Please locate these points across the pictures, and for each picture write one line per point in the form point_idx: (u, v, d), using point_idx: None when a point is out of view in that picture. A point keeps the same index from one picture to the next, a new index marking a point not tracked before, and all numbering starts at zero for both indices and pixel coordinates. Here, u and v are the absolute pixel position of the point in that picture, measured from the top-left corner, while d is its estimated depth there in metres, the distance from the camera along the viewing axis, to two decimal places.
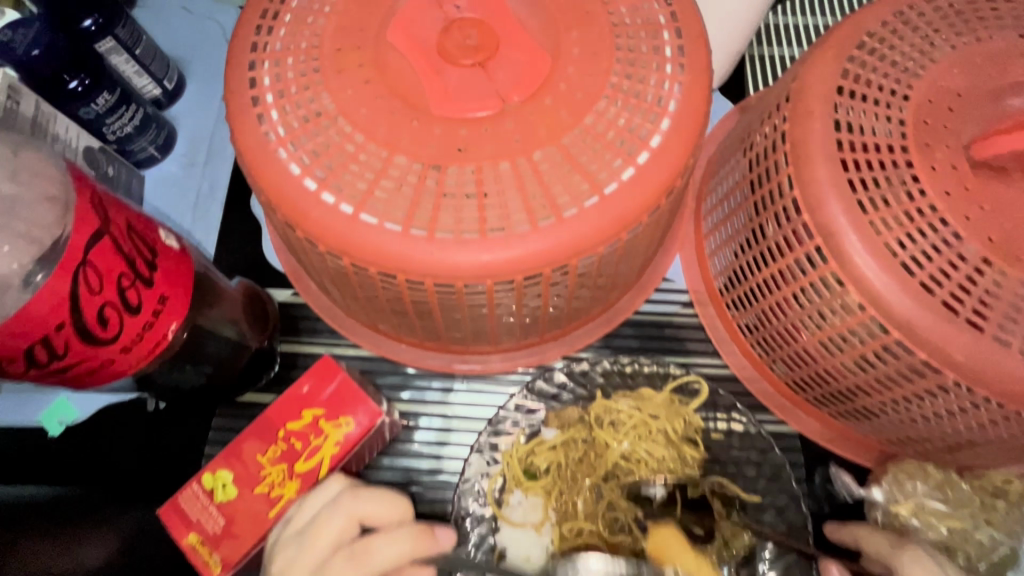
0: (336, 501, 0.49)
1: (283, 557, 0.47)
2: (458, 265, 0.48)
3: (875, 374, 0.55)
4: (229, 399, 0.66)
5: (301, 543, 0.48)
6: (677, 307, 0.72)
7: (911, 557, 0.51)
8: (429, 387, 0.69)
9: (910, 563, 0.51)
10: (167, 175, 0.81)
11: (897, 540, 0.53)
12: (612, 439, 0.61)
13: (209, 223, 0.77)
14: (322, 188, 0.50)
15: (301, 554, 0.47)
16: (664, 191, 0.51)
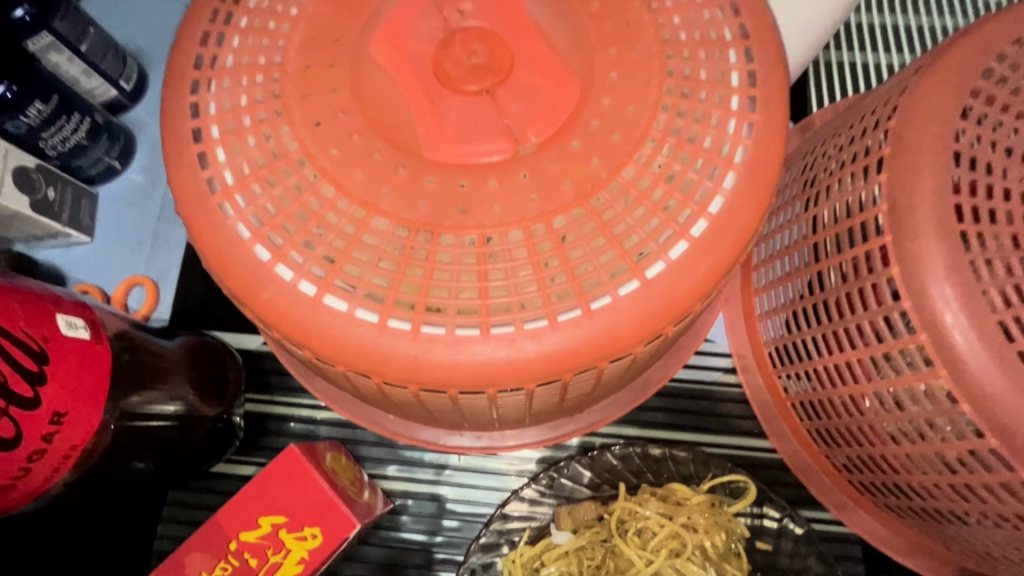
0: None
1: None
2: (454, 371, 0.37)
3: (982, 507, 0.43)
4: (203, 472, 0.58)
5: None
6: (718, 374, 0.61)
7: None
8: (421, 461, 0.59)
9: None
10: (125, 191, 0.70)
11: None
12: (635, 550, 0.51)
13: (170, 251, 0.66)
14: (277, 258, 0.38)
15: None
16: (724, 270, 0.39)
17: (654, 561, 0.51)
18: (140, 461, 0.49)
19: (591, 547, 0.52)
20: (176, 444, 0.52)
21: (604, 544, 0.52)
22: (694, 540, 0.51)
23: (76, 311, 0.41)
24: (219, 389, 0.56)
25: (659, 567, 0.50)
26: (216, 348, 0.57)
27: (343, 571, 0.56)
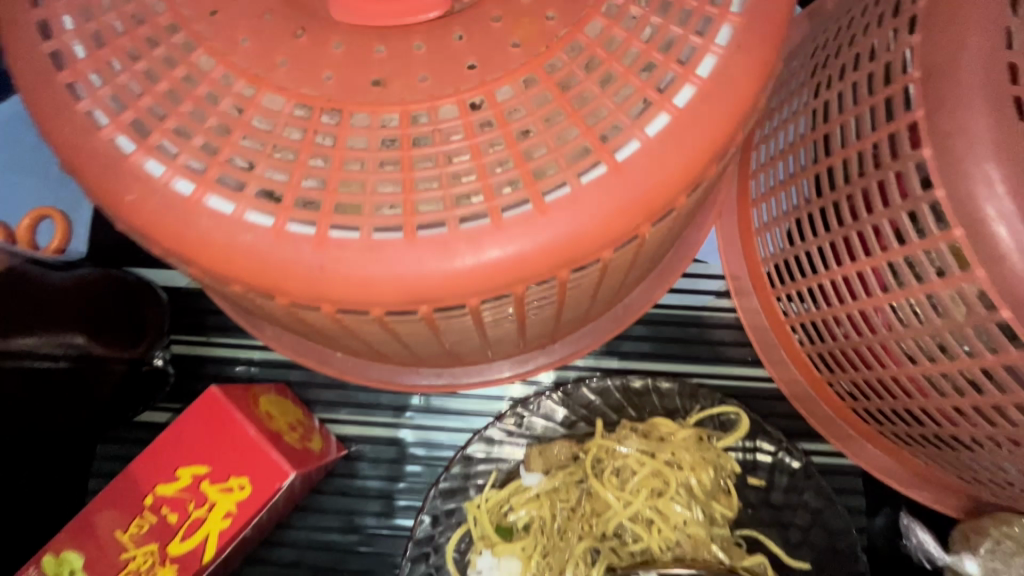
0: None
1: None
2: (373, 285, 0.29)
3: (1010, 431, 0.37)
4: (125, 421, 0.51)
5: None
6: (711, 298, 0.54)
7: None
8: (378, 403, 0.53)
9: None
10: (1, 116, 0.58)
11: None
12: (615, 491, 0.46)
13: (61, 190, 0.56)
14: (145, 150, 0.30)
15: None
16: (717, 154, 0.31)
17: (632, 503, 0.45)
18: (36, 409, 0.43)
19: (564, 489, 0.47)
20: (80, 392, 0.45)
21: (577, 490, 0.47)
22: (679, 479, 0.45)
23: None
24: (134, 329, 0.49)
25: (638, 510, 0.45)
26: (131, 283, 0.50)
27: (294, 522, 0.51)
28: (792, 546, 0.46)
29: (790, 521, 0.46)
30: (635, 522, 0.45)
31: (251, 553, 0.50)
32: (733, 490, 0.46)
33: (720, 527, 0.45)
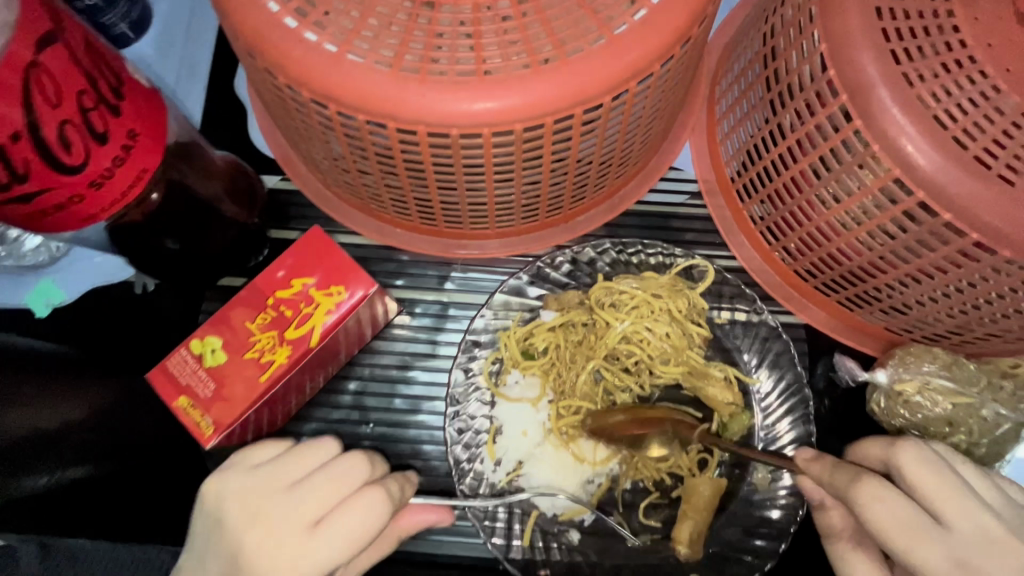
0: (351, 461, 0.45)
1: (241, 476, 0.44)
2: (453, 111, 0.45)
3: (892, 245, 0.52)
4: (211, 282, 0.64)
5: (270, 471, 0.45)
6: (685, 198, 0.69)
7: (905, 460, 0.46)
8: (425, 276, 0.66)
9: (909, 471, 0.45)
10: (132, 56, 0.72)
11: (855, 476, 0.47)
12: (614, 318, 0.60)
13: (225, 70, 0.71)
14: (304, 26, 0.45)
15: (279, 471, 0.44)
16: (680, 36, 0.46)
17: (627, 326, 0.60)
18: (170, 239, 0.56)
19: (574, 324, 0.62)
20: (200, 239, 0.58)
21: (584, 322, 0.61)
22: (663, 310, 0.60)
23: (117, 57, 0.41)
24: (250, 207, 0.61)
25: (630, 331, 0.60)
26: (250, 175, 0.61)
27: (359, 362, 0.64)
28: (748, 368, 0.61)
29: (746, 351, 0.61)
30: (628, 343, 0.61)
31: (328, 383, 0.63)
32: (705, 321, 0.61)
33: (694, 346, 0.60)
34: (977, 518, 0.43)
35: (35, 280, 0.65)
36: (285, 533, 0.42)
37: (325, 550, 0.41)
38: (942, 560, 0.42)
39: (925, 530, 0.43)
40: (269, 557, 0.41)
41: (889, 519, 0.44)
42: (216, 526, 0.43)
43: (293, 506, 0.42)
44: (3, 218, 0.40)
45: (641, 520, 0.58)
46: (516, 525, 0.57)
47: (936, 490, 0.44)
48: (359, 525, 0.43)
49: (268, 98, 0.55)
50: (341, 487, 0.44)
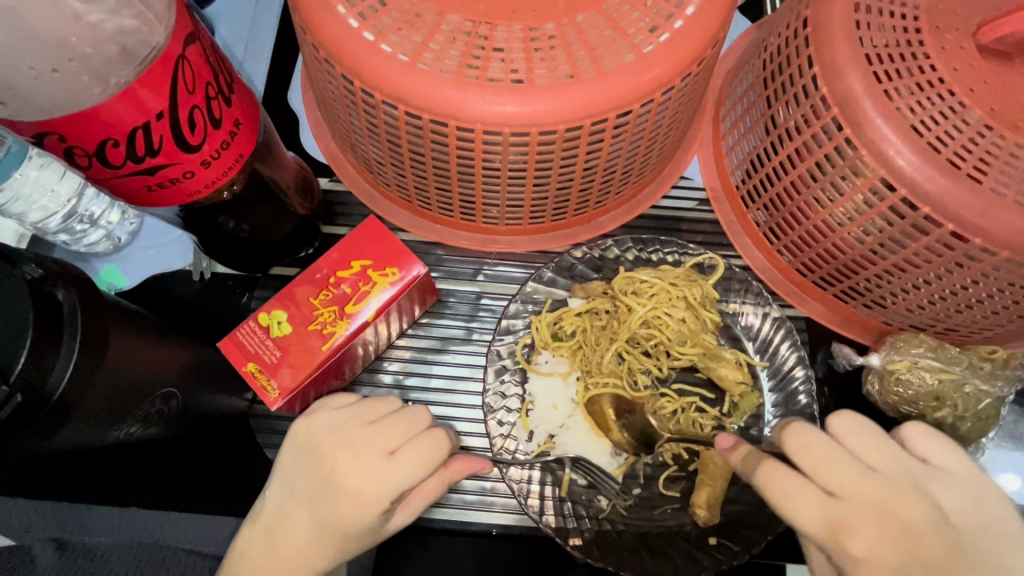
0: (419, 408, 0.54)
1: (329, 414, 0.53)
2: (508, 112, 0.52)
3: (878, 238, 0.59)
4: (264, 270, 0.70)
5: (356, 412, 0.53)
6: (694, 204, 0.76)
7: (792, 434, 0.50)
8: (460, 269, 0.72)
9: (792, 445, 0.50)
10: None
11: (757, 457, 0.51)
12: (636, 304, 0.68)
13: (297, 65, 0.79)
14: (380, 40, 0.53)
15: (361, 411, 0.53)
16: (697, 55, 0.55)
17: (647, 311, 0.68)
18: (234, 221, 0.60)
19: (599, 310, 0.69)
20: (263, 227, 0.63)
21: (608, 308, 0.69)
22: (680, 297, 0.68)
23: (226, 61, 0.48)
24: (307, 204, 0.67)
25: (650, 314, 0.68)
26: (309, 176, 0.68)
27: (400, 344, 0.69)
28: (756, 353, 0.68)
29: (753, 336, 0.69)
30: (649, 326, 0.69)
31: (370, 364, 0.68)
32: (717, 310, 0.69)
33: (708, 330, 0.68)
34: (847, 482, 0.47)
35: (100, 267, 0.71)
36: (367, 457, 0.49)
37: (403, 471, 0.49)
38: (816, 521, 0.46)
39: (798, 495, 0.47)
40: (355, 475, 0.49)
41: (774, 488, 0.48)
42: (309, 452, 0.51)
43: (383, 433, 0.51)
44: (118, 193, 0.46)
45: (662, 490, 0.63)
46: (546, 493, 0.62)
47: (813, 460, 0.48)
48: (430, 451, 0.50)
49: (332, 104, 0.62)
50: (414, 425, 0.52)
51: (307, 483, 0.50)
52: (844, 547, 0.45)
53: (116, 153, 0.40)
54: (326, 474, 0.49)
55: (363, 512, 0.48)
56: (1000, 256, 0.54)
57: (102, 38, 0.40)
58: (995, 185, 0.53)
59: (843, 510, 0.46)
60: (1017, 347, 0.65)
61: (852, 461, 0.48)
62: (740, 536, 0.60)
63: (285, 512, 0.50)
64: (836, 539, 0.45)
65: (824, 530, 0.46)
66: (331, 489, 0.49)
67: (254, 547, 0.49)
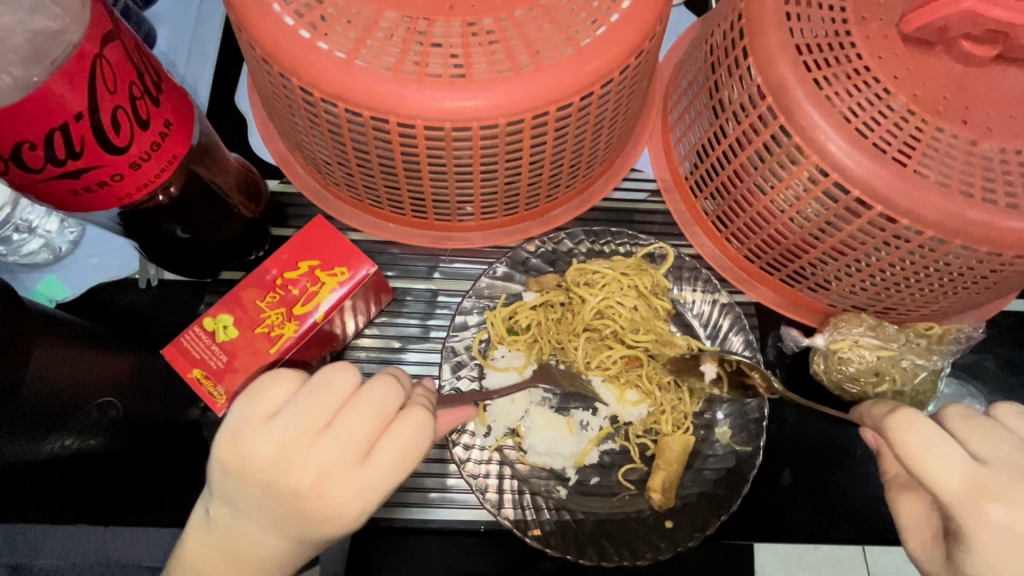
0: (382, 388, 0.48)
1: (264, 434, 0.44)
2: (449, 108, 0.52)
3: (817, 222, 0.61)
4: (213, 276, 0.69)
5: (299, 419, 0.45)
6: (645, 195, 0.77)
7: (954, 414, 0.51)
8: (415, 267, 0.72)
9: (951, 417, 0.51)
10: None
11: (893, 409, 0.51)
12: (590, 295, 0.70)
13: (242, 67, 0.77)
14: (316, 37, 0.53)
15: (307, 416, 0.45)
16: (636, 47, 0.56)
17: (601, 302, 0.70)
18: (178, 227, 0.59)
19: (554, 303, 0.71)
20: (209, 232, 0.62)
21: (562, 301, 0.71)
22: (631, 286, 0.70)
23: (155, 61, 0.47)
24: (255, 208, 0.66)
25: (603, 305, 0.70)
26: (256, 178, 0.67)
27: (356, 345, 0.68)
28: (708, 339, 0.70)
29: (705, 322, 0.70)
30: (604, 316, 0.70)
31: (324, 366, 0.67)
32: (668, 297, 0.71)
33: (660, 318, 0.70)
34: (994, 450, 0.47)
35: (37, 281, 0.68)
36: (337, 474, 0.44)
37: (380, 474, 0.45)
38: (956, 480, 0.46)
39: (947, 453, 0.46)
40: (329, 498, 0.44)
41: (912, 444, 0.47)
42: (255, 481, 0.44)
43: (348, 440, 0.45)
44: (41, 199, 0.44)
45: (620, 478, 0.65)
46: (505, 487, 0.62)
47: (982, 436, 0.49)
48: (407, 444, 0.46)
49: (275, 103, 0.61)
50: (379, 414, 0.46)
51: (270, 508, 0.44)
52: (983, 512, 0.44)
53: (33, 156, 0.39)
54: (289, 498, 0.44)
55: (344, 522, 0.45)
56: (927, 235, 0.56)
57: (12, 37, 0.39)
58: (919, 168, 0.55)
59: (991, 474, 0.45)
60: (952, 323, 0.68)
61: (1003, 436, 0.48)
62: (694, 518, 0.61)
63: (242, 534, 0.46)
64: (977, 501, 0.44)
65: (966, 491, 0.45)
66: (300, 513, 0.44)
67: (225, 564, 0.46)
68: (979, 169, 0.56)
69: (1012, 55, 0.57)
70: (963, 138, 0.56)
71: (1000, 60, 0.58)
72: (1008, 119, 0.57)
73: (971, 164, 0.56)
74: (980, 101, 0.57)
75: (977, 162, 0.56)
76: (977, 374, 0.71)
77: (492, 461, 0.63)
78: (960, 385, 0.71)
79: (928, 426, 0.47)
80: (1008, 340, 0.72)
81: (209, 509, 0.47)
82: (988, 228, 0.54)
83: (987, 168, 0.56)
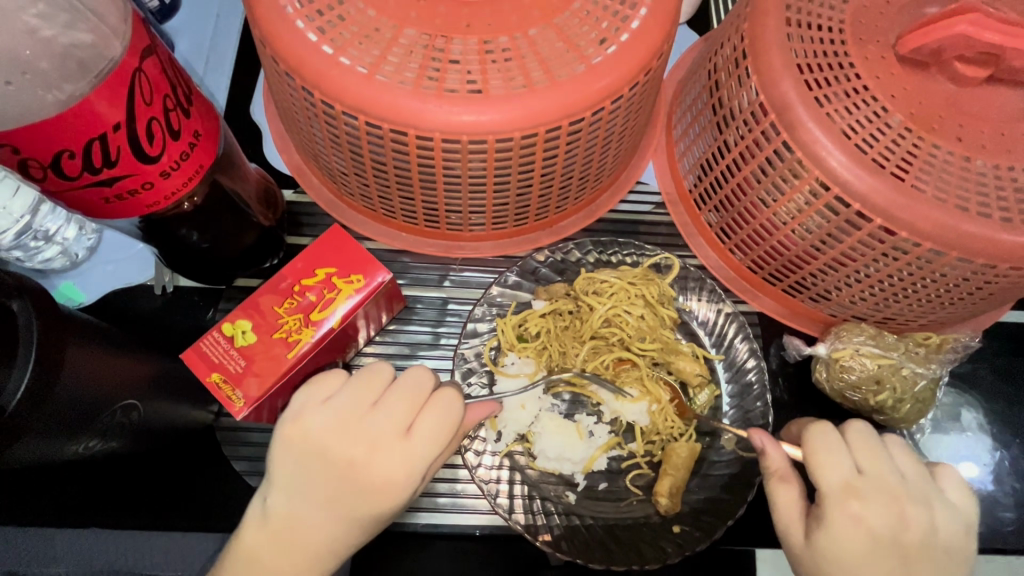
0: (418, 372, 0.53)
1: (321, 412, 0.50)
2: (465, 122, 0.54)
3: (818, 234, 0.63)
4: (229, 282, 0.70)
5: (350, 399, 0.51)
6: (651, 207, 0.79)
7: (853, 427, 0.57)
8: (426, 275, 0.73)
9: (851, 432, 0.56)
10: None
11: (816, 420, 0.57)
12: (598, 304, 0.71)
13: (259, 80, 0.79)
14: (339, 53, 0.55)
15: (356, 396, 0.51)
16: (644, 65, 0.58)
17: (608, 310, 0.71)
18: (197, 234, 0.60)
19: (562, 311, 0.72)
20: (226, 239, 0.64)
21: (570, 309, 0.72)
22: (638, 295, 0.72)
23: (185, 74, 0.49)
24: (271, 216, 0.68)
25: (609, 313, 0.71)
26: (272, 188, 0.69)
27: (368, 351, 0.70)
28: (713, 347, 0.71)
29: (710, 330, 0.72)
30: (611, 324, 0.72)
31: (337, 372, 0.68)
32: (674, 306, 0.72)
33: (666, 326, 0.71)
34: (878, 468, 0.54)
35: (59, 282, 0.70)
36: (386, 443, 0.49)
37: (423, 446, 0.50)
38: (835, 479, 0.53)
39: (830, 462, 0.53)
40: (381, 467, 0.48)
41: (811, 449, 0.54)
42: (314, 455, 0.49)
43: (395, 413, 0.50)
44: (72, 205, 0.46)
45: (627, 483, 0.66)
46: (515, 492, 0.63)
47: (864, 450, 0.55)
48: (446, 420, 0.51)
49: (294, 115, 0.63)
50: (421, 394, 0.52)
51: (327, 482, 0.49)
52: (845, 505, 0.52)
53: (72, 164, 0.41)
54: (345, 469, 0.48)
55: (394, 494, 0.49)
56: (925, 247, 0.58)
57: (56, 52, 0.41)
58: (916, 183, 0.57)
59: (862, 480, 0.53)
60: (949, 333, 0.70)
61: (890, 460, 0.55)
62: (700, 523, 0.62)
63: (299, 520, 0.48)
64: (844, 496, 0.52)
65: (839, 489, 0.52)
66: (355, 484, 0.48)
67: (282, 549, 0.48)
68: (974, 184, 0.58)
69: (1003, 76, 0.60)
70: (958, 155, 0.58)
71: (991, 81, 0.61)
72: (1001, 137, 0.60)
73: (966, 179, 0.58)
74: (974, 119, 0.60)
75: (972, 178, 0.58)
76: (975, 383, 0.73)
77: (503, 466, 0.65)
78: (958, 394, 0.72)
79: (828, 438, 0.55)
80: (1003, 350, 0.74)
81: (265, 498, 0.49)
82: (983, 241, 0.57)
83: (982, 183, 0.58)
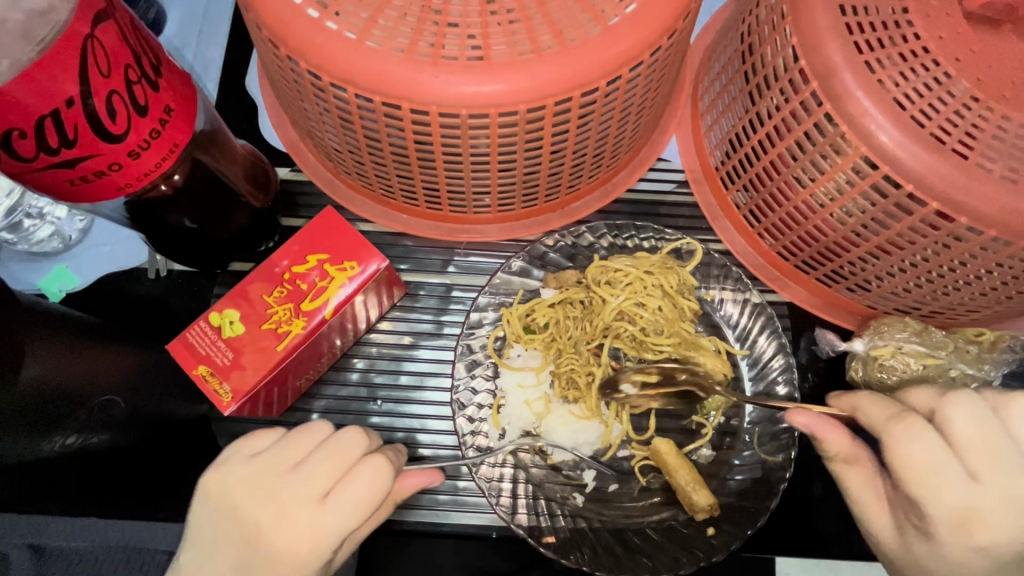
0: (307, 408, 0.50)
1: (203, 488, 0.48)
2: (465, 94, 0.49)
3: (860, 219, 0.56)
4: (223, 267, 0.67)
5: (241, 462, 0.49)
6: (672, 186, 0.73)
7: (951, 410, 0.47)
8: (429, 260, 0.69)
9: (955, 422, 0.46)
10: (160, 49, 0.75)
11: (900, 414, 0.49)
12: (613, 294, 0.66)
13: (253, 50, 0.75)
14: (325, 16, 0.49)
15: (247, 447, 0.50)
16: (669, 26, 0.51)
17: (623, 301, 0.66)
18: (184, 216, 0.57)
19: (572, 300, 0.68)
20: (216, 222, 0.60)
21: (582, 298, 0.67)
22: (656, 285, 0.66)
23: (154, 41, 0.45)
24: (265, 198, 0.64)
25: (624, 304, 0.66)
26: (265, 167, 0.65)
27: (368, 340, 0.66)
28: (737, 341, 0.66)
29: (732, 324, 0.67)
30: (624, 317, 0.67)
31: (335, 361, 0.65)
32: (694, 297, 0.67)
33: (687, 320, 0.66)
34: (999, 475, 0.44)
35: (50, 266, 0.67)
36: (271, 478, 0.47)
37: (308, 474, 0.46)
38: (952, 502, 0.44)
39: (943, 472, 0.45)
40: (267, 499, 0.46)
41: (909, 451, 0.46)
42: (205, 514, 0.47)
43: (289, 445, 0.49)
44: (39, 189, 0.42)
45: (639, 484, 0.62)
46: (519, 492, 0.60)
47: (971, 437, 0.45)
48: (340, 449, 0.48)
49: (284, 88, 0.59)
50: (313, 441, 0.49)
51: (219, 530, 0.46)
52: (969, 534, 0.44)
53: (25, 144, 0.37)
54: (234, 504, 0.46)
55: (284, 516, 0.45)
56: (987, 235, 0.51)
57: None
58: (981, 160, 0.50)
59: (983, 499, 0.44)
60: (1005, 329, 0.63)
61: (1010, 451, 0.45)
62: (719, 531, 0.58)
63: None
64: (966, 525, 0.44)
65: (958, 514, 0.44)
66: (245, 521, 0.45)
67: None
68: None
69: None
70: None
71: None
72: None
73: None
74: None
75: None
76: None
77: (506, 464, 0.61)
78: None
79: (923, 457, 0.45)
80: None
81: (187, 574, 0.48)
82: None
83: None
